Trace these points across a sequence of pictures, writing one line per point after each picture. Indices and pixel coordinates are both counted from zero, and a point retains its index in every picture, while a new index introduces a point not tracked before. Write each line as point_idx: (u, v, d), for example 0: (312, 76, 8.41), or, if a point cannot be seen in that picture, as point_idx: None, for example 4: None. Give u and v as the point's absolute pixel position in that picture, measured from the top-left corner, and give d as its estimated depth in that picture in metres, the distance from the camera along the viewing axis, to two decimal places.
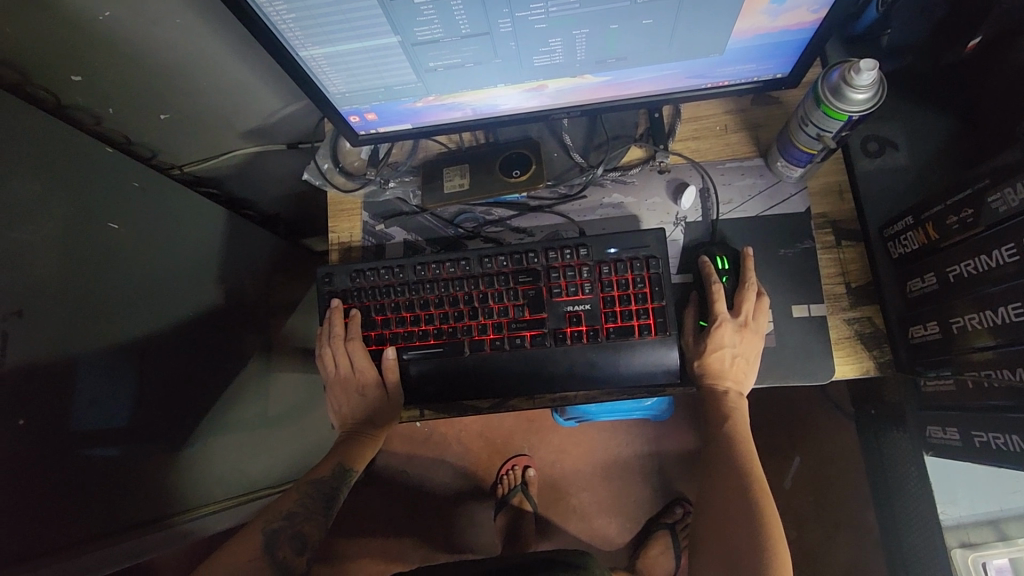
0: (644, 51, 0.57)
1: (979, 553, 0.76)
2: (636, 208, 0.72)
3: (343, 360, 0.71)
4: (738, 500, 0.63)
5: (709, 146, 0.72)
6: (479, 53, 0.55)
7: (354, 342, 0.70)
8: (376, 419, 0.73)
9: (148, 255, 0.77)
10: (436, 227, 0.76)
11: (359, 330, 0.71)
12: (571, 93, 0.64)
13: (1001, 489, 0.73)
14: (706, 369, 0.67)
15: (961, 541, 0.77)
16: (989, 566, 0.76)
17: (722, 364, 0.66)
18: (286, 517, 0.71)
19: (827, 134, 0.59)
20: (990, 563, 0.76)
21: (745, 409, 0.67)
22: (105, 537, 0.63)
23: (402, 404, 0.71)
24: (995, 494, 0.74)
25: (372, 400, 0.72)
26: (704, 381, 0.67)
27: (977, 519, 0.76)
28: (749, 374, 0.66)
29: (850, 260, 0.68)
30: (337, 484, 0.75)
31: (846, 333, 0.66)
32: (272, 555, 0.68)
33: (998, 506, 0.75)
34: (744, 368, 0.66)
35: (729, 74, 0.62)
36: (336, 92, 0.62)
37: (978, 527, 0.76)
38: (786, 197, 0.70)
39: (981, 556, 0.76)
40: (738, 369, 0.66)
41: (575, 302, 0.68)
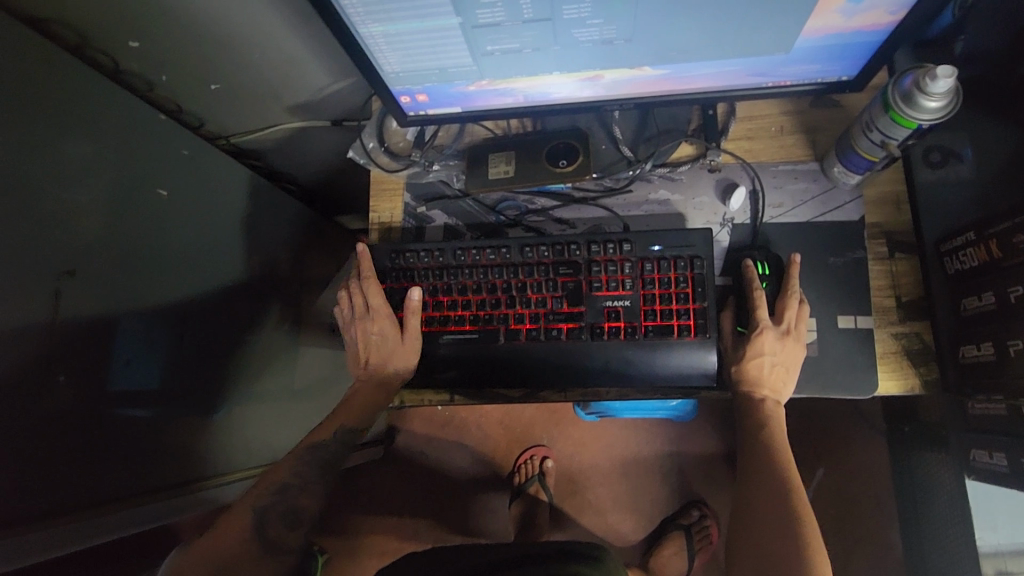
0: (704, 47, 0.55)
1: None
2: (683, 206, 0.71)
3: (359, 298, 0.73)
4: (775, 513, 0.62)
5: (762, 147, 0.70)
6: (538, 39, 0.54)
7: (371, 280, 0.72)
8: (382, 361, 0.71)
9: (192, 224, 0.79)
10: (478, 213, 0.76)
11: (372, 268, 0.72)
12: (626, 85, 0.63)
13: None
14: (743, 375, 0.66)
15: (998, 569, 0.71)
16: None
17: (760, 370, 0.65)
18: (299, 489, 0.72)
19: (892, 142, 0.57)
20: None
21: (782, 418, 0.66)
22: (135, 497, 0.65)
23: (410, 348, 0.70)
24: None
25: (383, 340, 0.71)
26: (740, 387, 0.66)
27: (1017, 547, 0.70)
28: (787, 383, 0.65)
29: (901, 273, 0.66)
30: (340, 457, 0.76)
31: (892, 348, 0.65)
32: (262, 538, 0.70)
33: None
34: (783, 375, 0.65)
35: (791, 74, 0.60)
36: (390, 71, 0.61)
37: (1018, 555, 0.70)
38: (839, 205, 0.68)
39: None
40: (775, 378, 0.65)
41: (614, 297, 0.67)
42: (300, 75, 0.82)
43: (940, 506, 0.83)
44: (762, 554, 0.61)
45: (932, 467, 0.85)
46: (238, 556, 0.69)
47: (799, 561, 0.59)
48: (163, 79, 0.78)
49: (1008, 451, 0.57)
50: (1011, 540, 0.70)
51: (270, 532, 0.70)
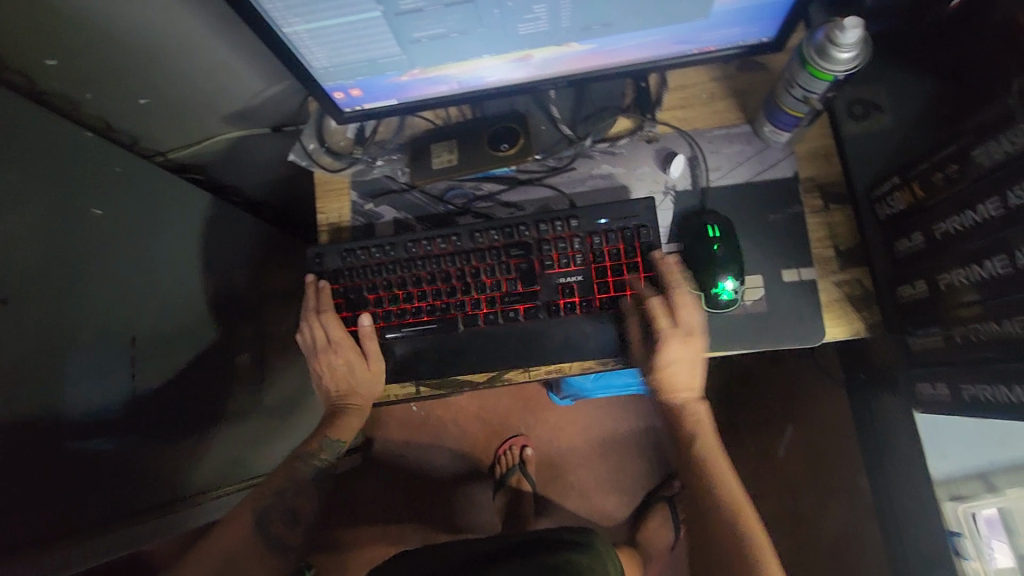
0: (630, 17, 0.56)
1: (969, 505, 0.72)
2: (626, 177, 0.72)
3: (316, 332, 0.71)
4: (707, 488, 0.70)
5: (697, 114, 0.72)
6: (463, 21, 0.54)
7: (326, 314, 0.70)
8: (358, 392, 0.71)
9: (137, 243, 0.76)
10: (426, 205, 0.75)
11: (330, 300, 0.71)
12: (557, 63, 0.64)
13: (987, 438, 0.71)
14: (661, 382, 0.68)
15: (951, 493, 0.73)
16: (978, 518, 0.72)
17: (674, 373, 0.67)
18: (278, 491, 0.72)
19: (813, 96, 0.59)
20: (980, 515, 0.72)
21: (706, 411, 0.71)
22: (90, 531, 0.63)
23: (383, 372, 0.70)
24: (982, 445, 0.71)
25: (349, 371, 0.70)
26: (660, 393, 0.70)
27: (966, 471, 0.72)
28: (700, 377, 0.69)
29: (838, 223, 0.68)
30: (329, 457, 0.74)
31: (835, 295, 0.66)
32: (264, 533, 0.70)
33: (986, 457, 0.71)
34: (694, 371, 0.68)
35: (714, 39, 0.62)
36: (319, 67, 0.61)
37: (967, 479, 0.72)
38: (773, 163, 0.70)
39: (972, 509, 0.72)
40: (692, 376, 0.68)
41: (567, 274, 0.68)
42: (233, 80, 0.80)
43: (896, 446, 0.87)
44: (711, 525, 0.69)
45: (887, 410, 0.89)
46: (244, 553, 0.69)
47: (732, 519, 0.68)
48: (89, 97, 0.75)
49: (948, 380, 0.60)
50: (962, 464, 0.72)
51: (273, 529, 0.71)
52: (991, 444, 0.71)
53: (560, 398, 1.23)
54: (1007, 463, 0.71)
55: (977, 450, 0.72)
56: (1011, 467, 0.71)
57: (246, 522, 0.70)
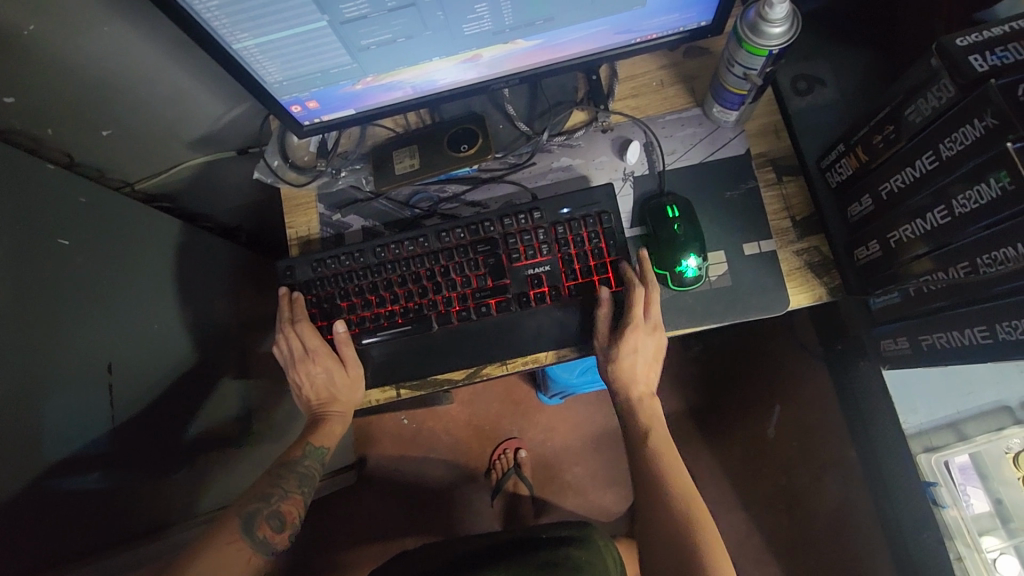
0: (571, 10, 0.58)
1: (942, 454, 0.75)
2: (585, 167, 0.74)
3: (293, 343, 0.72)
4: (659, 488, 0.67)
5: (648, 102, 0.74)
6: (409, 25, 0.56)
7: (302, 324, 0.71)
8: (339, 399, 0.72)
9: (109, 271, 0.76)
10: (393, 211, 0.77)
11: (304, 310, 0.71)
12: (506, 61, 0.66)
13: (953, 389, 0.74)
14: (622, 374, 0.68)
15: (924, 446, 0.76)
16: (952, 466, 0.76)
17: (633, 367, 0.68)
18: (262, 497, 0.70)
19: (753, 72, 0.61)
20: (953, 462, 0.76)
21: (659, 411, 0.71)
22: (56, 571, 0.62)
23: (362, 378, 0.71)
24: (949, 397, 0.74)
25: (329, 378, 0.71)
26: (619, 386, 0.69)
27: (936, 423, 0.75)
28: (655, 374, 0.70)
29: (793, 194, 0.70)
30: (312, 464, 0.75)
31: (796, 264, 0.68)
32: (252, 538, 0.67)
33: (955, 407, 0.74)
34: (652, 366, 0.69)
35: (654, 27, 0.64)
36: (273, 81, 0.62)
37: (938, 430, 0.76)
38: (725, 142, 0.72)
39: (944, 457, 0.75)
40: (649, 370, 0.69)
41: (535, 265, 0.69)
42: (194, 104, 0.82)
43: (875, 410, 0.89)
44: (657, 518, 0.66)
45: (864, 376, 0.91)
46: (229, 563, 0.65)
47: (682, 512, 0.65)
48: (49, 132, 0.74)
49: None
50: (931, 417, 0.75)
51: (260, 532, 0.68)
52: (956, 394, 0.74)
53: (554, 397, 1.23)
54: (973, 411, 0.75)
55: (945, 400, 0.74)
56: (977, 414, 0.75)
57: (236, 525, 0.67)
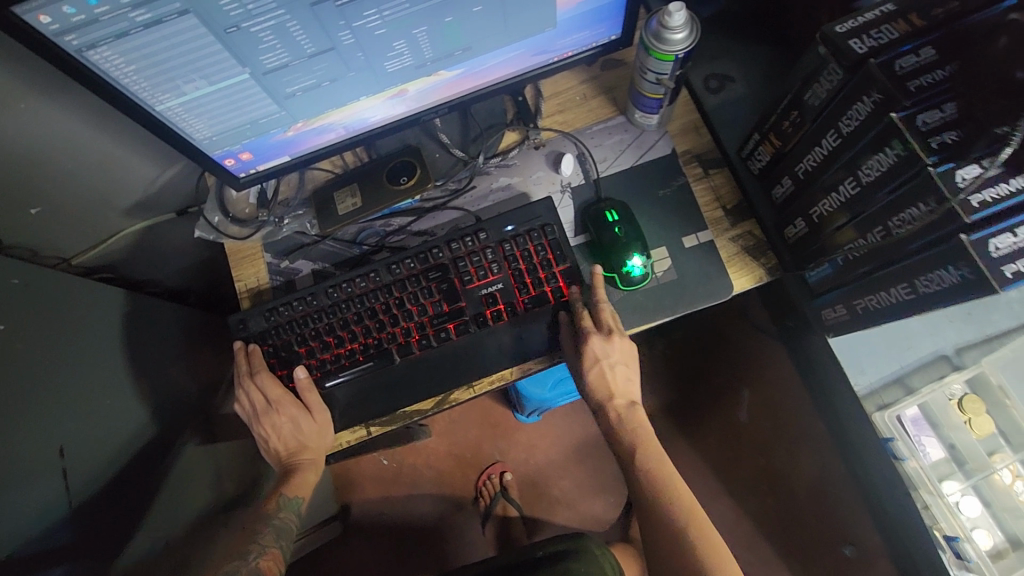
0: (486, 38, 0.61)
1: (895, 411, 0.72)
2: (524, 184, 0.76)
3: (255, 395, 0.70)
4: (653, 506, 0.67)
5: (575, 116, 0.78)
6: (331, 69, 0.58)
7: (262, 375, 0.70)
8: (308, 445, 0.70)
9: (53, 353, 0.74)
10: (341, 250, 0.77)
11: (262, 361, 0.71)
12: (432, 92, 0.68)
13: (896, 343, 0.71)
14: (593, 389, 0.69)
15: (878, 405, 0.72)
16: (906, 421, 0.73)
17: (603, 378, 0.69)
18: (239, 556, 0.69)
19: (665, 77, 0.65)
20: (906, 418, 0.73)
21: (645, 422, 0.70)
22: None
23: (330, 420, 0.70)
24: (893, 352, 0.71)
25: (296, 425, 0.70)
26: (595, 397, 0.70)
27: (885, 380, 0.72)
28: (630, 382, 0.71)
29: (720, 185, 0.74)
30: (287, 517, 0.73)
31: (734, 250, 0.72)
32: None
33: (901, 362, 0.71)
34: (625, 375, 0.70)
35: (569, 45, 0.68)
36: (203, 138, 0.62)
37: (888, 387, 0.72)
38: (652, 144, 0.76)
39: (897, 414, 0.72)
40: (622, 381, 0.70)
41: (487, 284, 0.70)
42: (124, 170, 0.81)
43: (833, 379, 0.93)
44: (654, 529, 0.67)
45: (817, 348, 0.95)
46: None
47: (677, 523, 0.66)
48: None
49: (845, 300, 0.65)
50: (879, 375, 0.71)
51: None
52: (901, 349, 0.71)
53: (534, 414, 1.25)
54: (921, 362, 0.71)
55: (893, 356, 0.71)
56: (924, 365, 0.71)
57: None
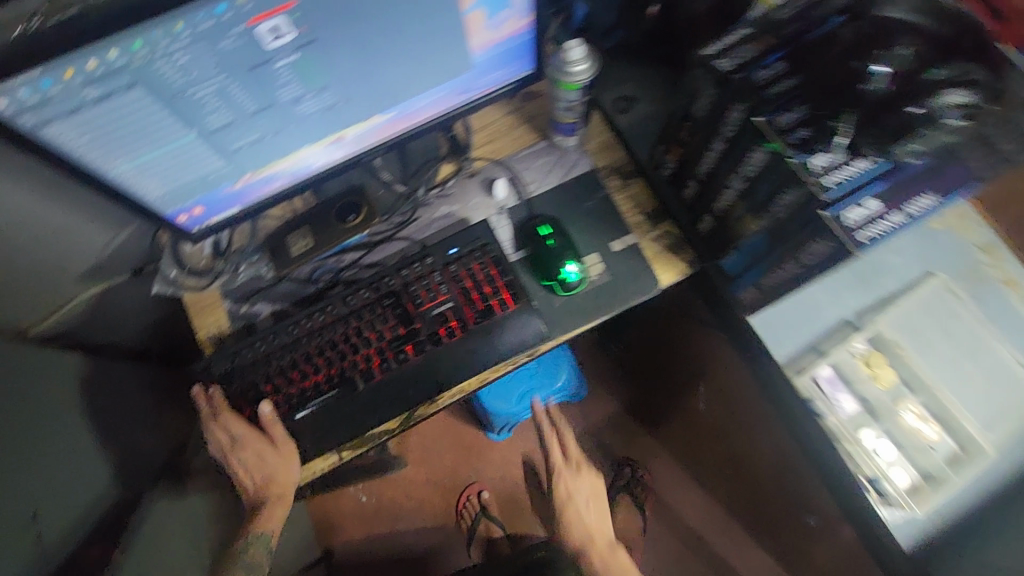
0: (412, 84, 0.68)
1: (812, 376, 0.74)
2: (464, 210, 0.82)
3: (221, 433, 0.74)
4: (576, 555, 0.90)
5: (503, 144, 0.85)
6: (272, 123, 0.63)
7: (225, 415, 0.74)
8: (271, 480, 0.73)
9: (19, 421, 0.75)
10: (298, 289, 0.81)
11: (223, 402, 0.74)
12: (368, 136, 0.74)
13: (797, 313, 0.76)
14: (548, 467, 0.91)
15: (799, 373, 0.74)
16: (829, 387, 0.73)
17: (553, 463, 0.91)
18: None
19: (573, 103, 0.75)
20: (828, 384, 0.74)
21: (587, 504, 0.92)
22: None
23: (293, 453, 0.73)
24: (796, 320, 0.76)
25: (260, 460, 0.73)
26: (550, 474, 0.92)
27: (796, 348, 0.75)
28: (582, 474, 0.92)
29: (638, 193, 0.82)
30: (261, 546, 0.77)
31: (656, 248, 0.80)
32: None
33: (805, 328, 0.75)
34: (579, 476, 0.92)
35: (489, 83, 0.75)
36: (156, 197, 0.67)
37: (803, 355, 0.75)
38: (574, 163, 0.84)
39: (816, 379, 0.74)
40: (574, 482, 0.92)
41: (438, 304, 0.76)
42: (76, 236, 0.84)
43: None
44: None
45: None
46: None
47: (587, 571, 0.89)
48: None
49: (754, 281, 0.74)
50: (789, 344, 0.75)
51: None
52: (803, 315, 0.76)
53: (507, 431, 1.30)
54: (824, 327, 0.75)
55: (798, 326, 0.76)
56: (826, 328, 0.75)
57: None
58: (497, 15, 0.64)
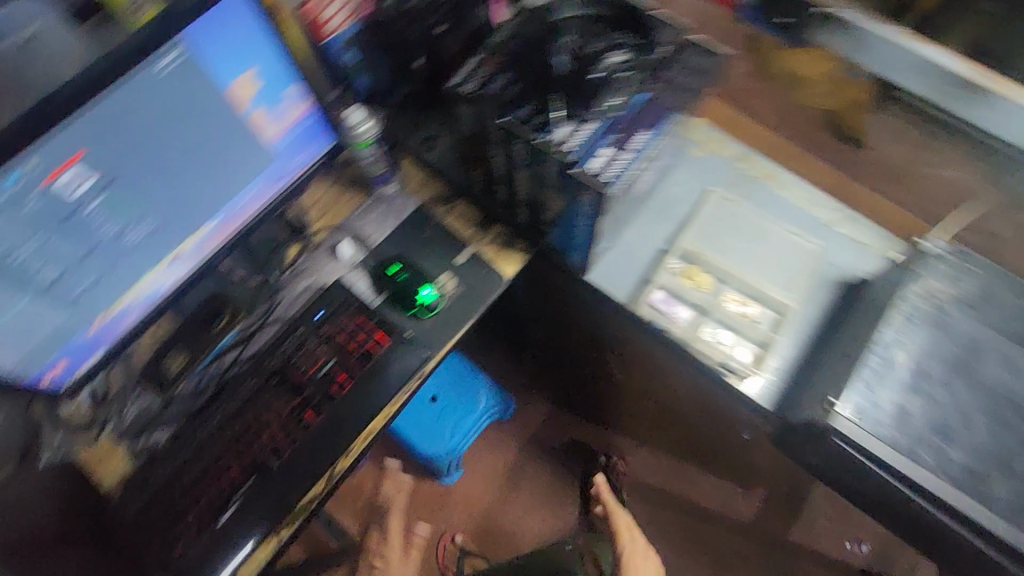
0: (225, 186, 0.76)
1: (650, 302, 0.86)
2: (320, 278, 0.90)
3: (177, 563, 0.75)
4: None
5: (337, 212, 0.94)
6: (105, 262, 0.69)
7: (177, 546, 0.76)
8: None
9: None
10: (189, 406, 0.83)
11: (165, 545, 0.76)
12: (205, 245, 0.80)
13: (624, 259, 0.89)
14: None
15: (639, 302, 0.86)
16: (667, 306, 0.86)
17: None
18: None
19: (371, 152, 0.92)
20: (665, 304, 0.86)
21: None
22: None
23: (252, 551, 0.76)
24: (624, 264, 0.89)
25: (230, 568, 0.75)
26: None
27: (632, 285, 0.88)
28: None
29: (463, 211, 0.94)
30: None
31: (493, 249, 0.91)
32: None
33: (633, 268, 0.89)
34: None
35: (298, 164, 0.84)
36: (12, 368, 0.69)
37: (639, 289, 0.87)
38: (401, 206, 0.94)
39: (655, 303, 0.86)
40: None
41: (321, 366, 0.82)
42: None
43: None
44: None
45: None
46: None
47: None
48: None
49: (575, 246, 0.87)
50: (623, 284, 0.88)
51: None
52: (627, 258, 0.89)
53: (457, 468, 1.36)
54: (648, 262, 0.89)
55: (626, 267, 0.89)
56: (650, 262, 0.89)
57: None
58: (274, 107, 0.75)
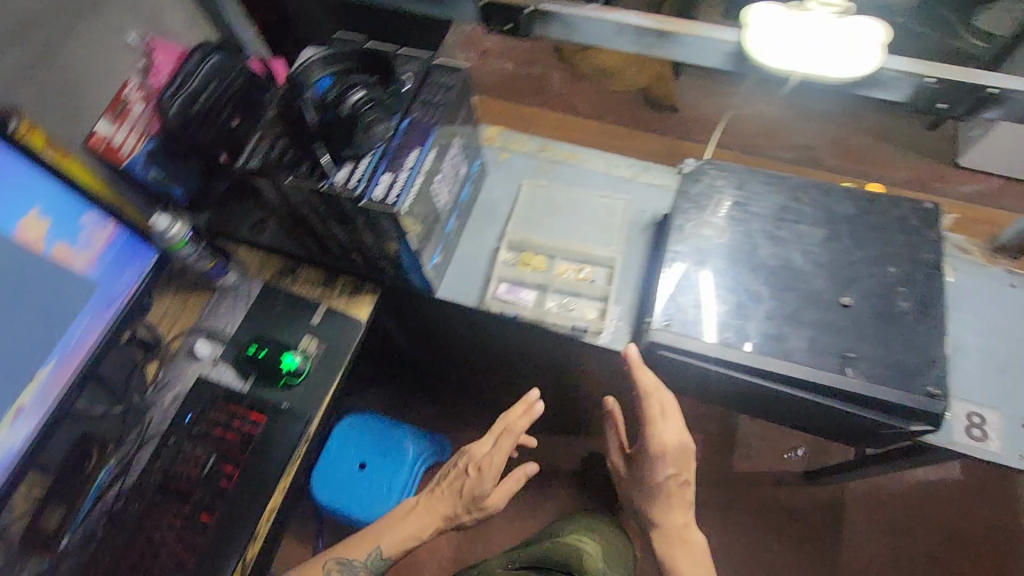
0: (47, 327, 0.77)
1: (495, 296, 0.93)
2: (185, 383, 0.90)
3: None
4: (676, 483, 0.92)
5: (186, 315, 0.95)
6: None
7: None
8: None
9: None
10: (82, 552, 0.81)
11: None
12: (48, 391, 0.80)
13: (461, 269, 0.96)
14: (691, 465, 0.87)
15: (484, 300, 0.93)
16: (513, 294, 0.93)
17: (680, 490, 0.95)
18: None
19: (194, 251, 0.90)
20: (510, 293, 0.93)
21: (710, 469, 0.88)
22: None
23: None
24: (463, 273, 0.96)
25: None
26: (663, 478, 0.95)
27: (475, 288, 0.95)
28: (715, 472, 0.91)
29: (308, 274, 0.97)
30: None
31: (344, 299, 0.95)
32: None
33: (472, 274, 0.96)
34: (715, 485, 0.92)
35: (126, 285, 0.85)
36: None
37: (483, 289, 0.94)
38: (248, 289, 0.97)
39: (500, 296, 0.93)
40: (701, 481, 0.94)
41: (205, 464, 0.84)
42: None
43: None
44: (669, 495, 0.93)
45: None
46: None
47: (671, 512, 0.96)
48: None
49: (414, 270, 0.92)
50: (467, 290, 0.95)
51: None
52: (465, 267, 0.97)
53: None
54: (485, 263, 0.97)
55: (465, 274, 0.96)
56: (486, 263, 0.97)
57: None
58: (77, 238, 0.77)
